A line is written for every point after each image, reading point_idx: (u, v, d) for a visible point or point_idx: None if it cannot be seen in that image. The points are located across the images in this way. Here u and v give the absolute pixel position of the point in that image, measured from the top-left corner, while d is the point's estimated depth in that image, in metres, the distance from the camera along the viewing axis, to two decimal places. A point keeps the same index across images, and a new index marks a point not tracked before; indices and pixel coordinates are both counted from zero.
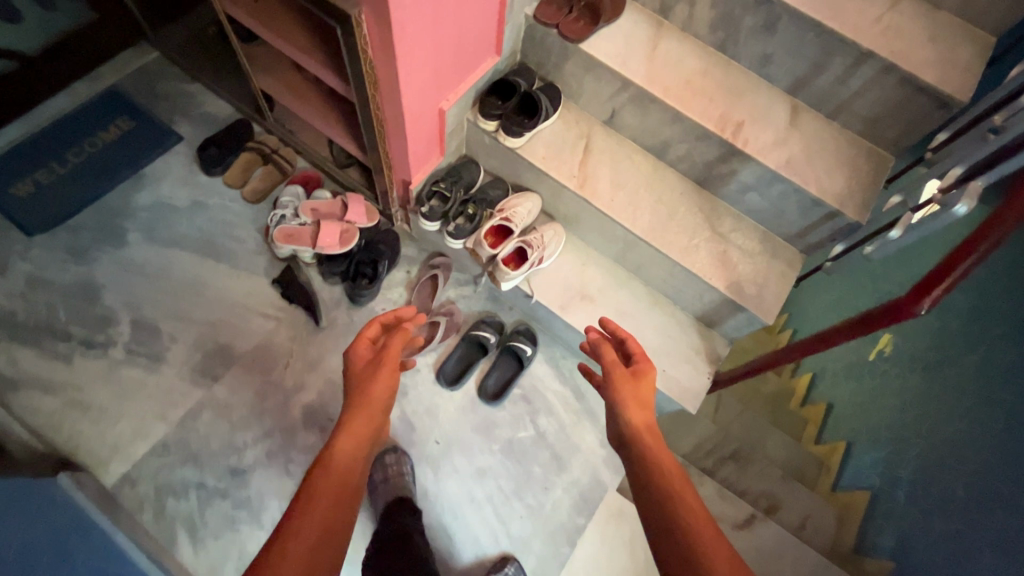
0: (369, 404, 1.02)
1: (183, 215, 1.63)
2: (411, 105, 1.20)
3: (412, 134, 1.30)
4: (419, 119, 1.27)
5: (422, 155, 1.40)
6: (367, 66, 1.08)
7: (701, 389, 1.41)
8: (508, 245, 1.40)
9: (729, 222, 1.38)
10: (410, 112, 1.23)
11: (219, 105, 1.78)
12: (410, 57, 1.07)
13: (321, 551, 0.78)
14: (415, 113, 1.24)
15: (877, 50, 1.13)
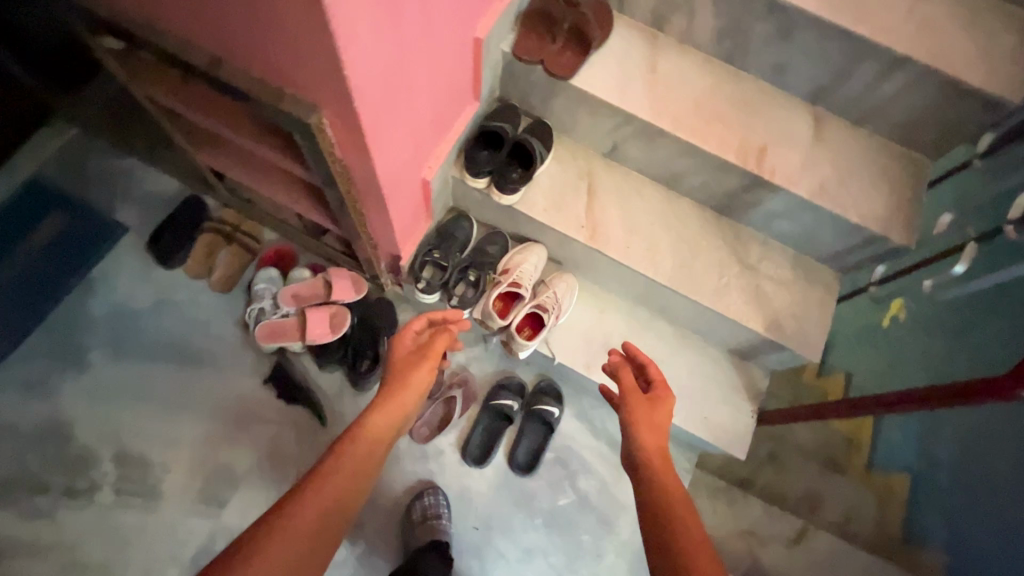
0: (400, 397, 1.06)
1: (148, 321, 1.45)
2: (393, 190, 1.02)
3: (398, 214, 1.12)
4: (402, 197, 1.10)
5: (410, 227, 1.23)
6: (336, 164, 0.90)
7: (746, 430, 1.32)
8: (521, 312, 1.27)
9: (757, 250, 1.26)
10: (394, 196, 1.05)
11: (161, 182, 1.56)
12: (386, 148, 0.89)
13: (318, 535, 0.84)
14: (399, 195, 1.07)
15: (914, 55, 0.98)
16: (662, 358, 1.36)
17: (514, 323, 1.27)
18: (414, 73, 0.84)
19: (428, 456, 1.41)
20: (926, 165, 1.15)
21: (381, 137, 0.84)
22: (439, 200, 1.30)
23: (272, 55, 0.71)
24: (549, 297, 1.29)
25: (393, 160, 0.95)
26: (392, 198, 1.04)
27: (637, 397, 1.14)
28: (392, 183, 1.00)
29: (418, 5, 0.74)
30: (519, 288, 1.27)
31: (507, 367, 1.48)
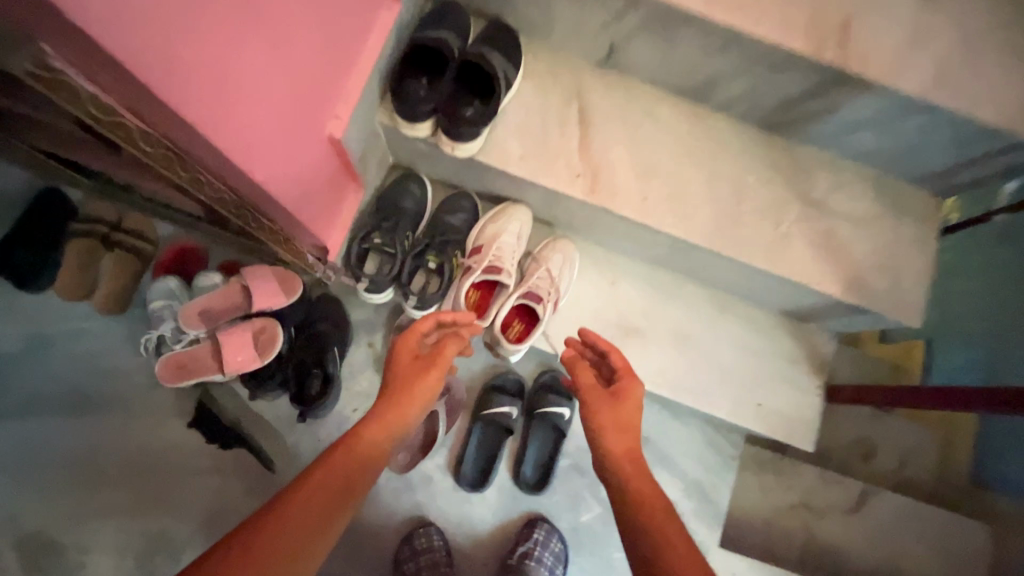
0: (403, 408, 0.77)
1: (25, 365, 1.10)
2: (272, 165, 0.64)
3: (297, 196, 0.75)
4: (297, 171, 0.71)
5: (327, 207, 0.85)
6: (150, 139, 0.53)
7: (812, 414, 1.02)
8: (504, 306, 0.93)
9: (824, 179, 0.90)
10: (279, 173, 0.67)
11: (7, 174, 1.15)
12: (221, 103, 0.51)
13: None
14: (288, 170, 0.69)
15: None
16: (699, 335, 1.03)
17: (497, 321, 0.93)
18: None
19: (414, 485, 1.13)
20: None
21: (190, 87, 0.46)
22: (370, 162, 0.91)
23: None
24: (540, 279, 0.94)
25: (249, 118, 0.57)
26: (273, 177, 0.66)
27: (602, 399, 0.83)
28: (263, 156, 0.61)
29: None
30: (498, 274, 0.92)
31: (499, 363, 1.16)
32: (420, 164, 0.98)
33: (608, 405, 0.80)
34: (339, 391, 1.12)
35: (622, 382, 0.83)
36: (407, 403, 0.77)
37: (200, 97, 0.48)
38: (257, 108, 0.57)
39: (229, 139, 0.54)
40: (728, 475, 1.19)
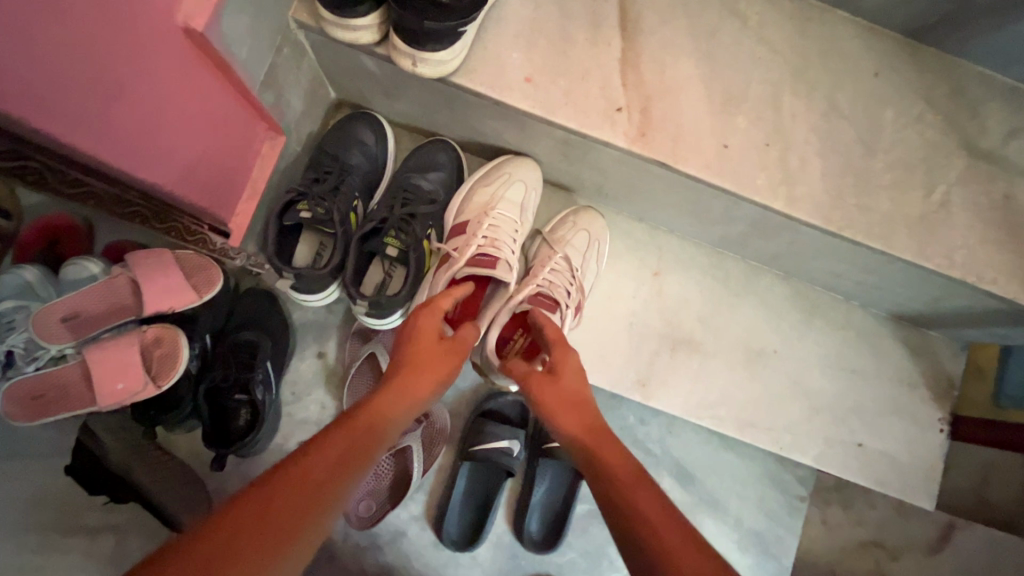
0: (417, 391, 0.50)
1: None
2: (21, 66, 0.31)
3: (128, 139, 0.42)
4: (116, 91, 0.38)
5: (210, 164, 0.52)
6: None
7: (931, 457, 0.73)
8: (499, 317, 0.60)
9: (1001, 116, 0.57)
10: (57, 86, 0.34)
11: None
12: None
13: None
14: (88, 81, 0.36)
15: None
16: (773, 347, 0.73)
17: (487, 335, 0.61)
18: None
19: (383, 542, 0.85)
20: None
21: None
22: (291, 92, 0.59)
23: None
24: (555, 275, 0.63)
25: None
26: (37, 90, 0.33)
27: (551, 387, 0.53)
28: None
29: None
30: (493, 269, 0.60)
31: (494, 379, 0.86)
32: (375, 99, 0.66)
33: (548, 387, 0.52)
34: (277, 420, 0.83)
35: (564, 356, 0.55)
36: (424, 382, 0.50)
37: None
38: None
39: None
40: (796, 522, 0.90)
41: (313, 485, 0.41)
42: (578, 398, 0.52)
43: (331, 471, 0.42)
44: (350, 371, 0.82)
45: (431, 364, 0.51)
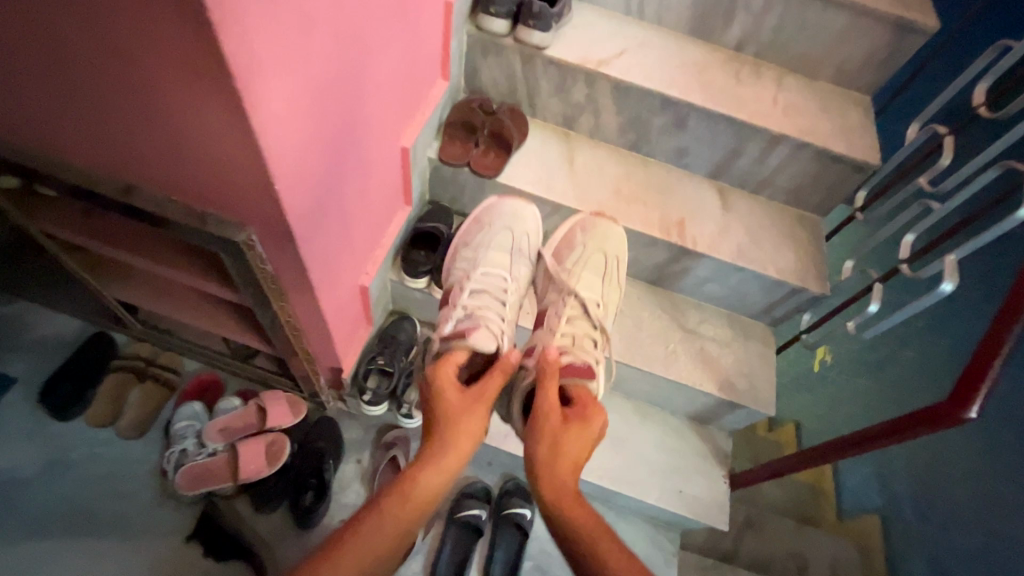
0: (441, 459, 0.69)
1: (35, 488, 1.23)
2: (306, 220, 0.76)
3: (315, 264, 0.85)
4: (323, 240, 0.84)
5: (344, 324, 1.12)
6: (245, 241, 0.76)
7: (722, 498, 1.28)
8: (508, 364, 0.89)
9: (694, 314, 1.32)
10: (311, 230, 0.79)
11: (62, 322, 1.41)
12: (287, 156, 0.64)
13: None
14: (317, 228, 0.81)
15: (787, 131, 1.15)
16: (627, 437, 1.32)
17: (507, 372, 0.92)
18: (314, 86, 0.64)
19: None
20: (817, 220, 1.29)
21: (278, 142, 0.61)
22: (378, 306, 1.27)
23: (189, 173, 0.69)
24: (571, 327, 0.91)
25: (299, 169, 0.68)
26: (305, 231, 0.77)
27: (556, 426, 0.73)
28: (299, 205, 0.72)
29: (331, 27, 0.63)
30: (464, 339, 0.82)
31: (471, 475, 1.38)
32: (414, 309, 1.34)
33: (556, 428, 0.72)
34: (330, 501, 1.28)
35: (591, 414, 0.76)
36: (451, 452, 0.70)
37: (288, 145, 0.63)
38: (304, 153, 0.68)
39: (288, 190, 0.67)
40: (669, 572, 1.37)
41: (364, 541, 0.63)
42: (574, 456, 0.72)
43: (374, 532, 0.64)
44: (380, 470, 1.32)
45: (461, 432, 0.71)
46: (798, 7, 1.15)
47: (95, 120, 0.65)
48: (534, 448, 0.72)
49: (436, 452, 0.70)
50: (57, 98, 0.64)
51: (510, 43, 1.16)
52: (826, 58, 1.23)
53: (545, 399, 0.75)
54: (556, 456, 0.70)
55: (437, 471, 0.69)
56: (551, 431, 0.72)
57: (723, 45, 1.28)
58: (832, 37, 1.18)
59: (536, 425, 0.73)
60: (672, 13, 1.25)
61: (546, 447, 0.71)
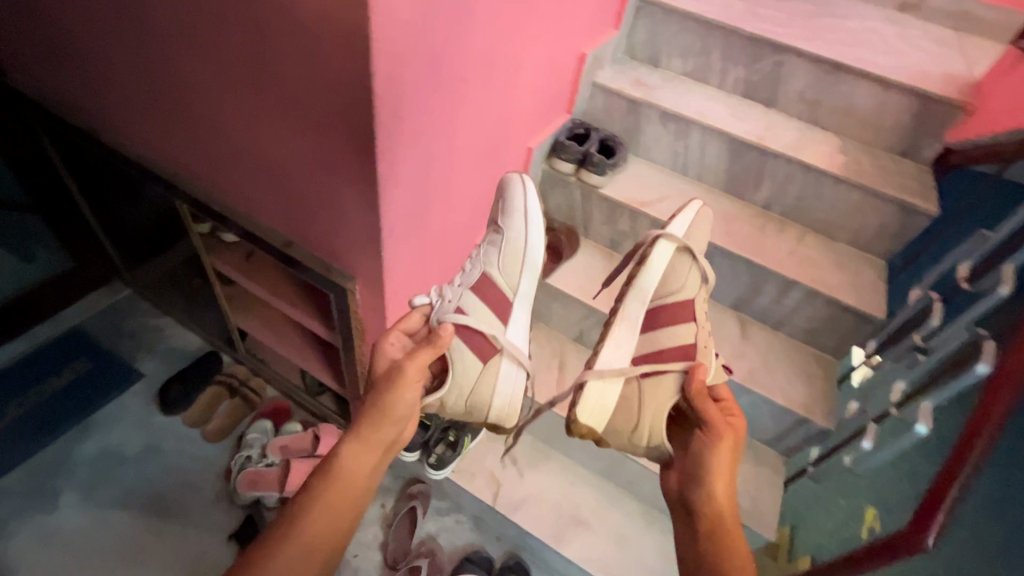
0: (372, 424, 0.83)
1: (130, 466, 1.49)
2: (395, 272, 1.04)
3: (394, 310, 1.12)
4: (405, 292, 1.12)
5: None
6: (353, 291, 1.07)
7: None
8: (662, 378, 0.87)
9: None
10: (398, 281, 1.07)
11: (188, 338, 1.77)
12: (395, 224, 0.94)
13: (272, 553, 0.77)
14: (402, 282, 1.09)
15: (800, 278, 1.33)
16: (629, 537, 1.38)
17: (642, 373, 0.88)
18: (422, 182, 0.95)
19: None
20: (833, 363, 1.40)
21: (391, 213, 0.91)
22: None
23: (328, 237, 1.02)
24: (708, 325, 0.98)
25: (400, 234, 0.98)
26: (393, 281, 1.05)
27: (728, 438, 0.81)
28: (394, 261, 1.01)
29: (440, 149, 0.96)
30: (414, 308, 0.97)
31: (478, 543, 1.47)
32: None
33: (731, 448, 0.81)
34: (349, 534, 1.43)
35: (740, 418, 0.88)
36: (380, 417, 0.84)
37: (397, 218, 0.94)
38: (407, 223, 0.98)
39: (389, 249, 0.97)
40: None
41: (318, 489, 0.82)
42: (731, 470, 0.81)
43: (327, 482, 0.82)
44: (398, 517, 1.46)
45: (387, 402, 0.83)
46: (814, 181, 1.40)
47: (283, 196, 1.01)
48: (710, 458, 0.81)
49: (369, 419, 0.84)
50: (265, 183, 1.02)
51: (573, 180, 1.49)
52: (842, 224, 1.44)
53: (714, 408, 0.84)
54: (730, 464, 0.81)
55: (373, 432, 0.83)
56: (725, 449, 0.81)
57: (754, 202, 1.52)
58: (846, 209, 1.40)
59: (713, 441, 0.82)
60: (709, 174, 1.54)
61: (720, 461, 0.80)
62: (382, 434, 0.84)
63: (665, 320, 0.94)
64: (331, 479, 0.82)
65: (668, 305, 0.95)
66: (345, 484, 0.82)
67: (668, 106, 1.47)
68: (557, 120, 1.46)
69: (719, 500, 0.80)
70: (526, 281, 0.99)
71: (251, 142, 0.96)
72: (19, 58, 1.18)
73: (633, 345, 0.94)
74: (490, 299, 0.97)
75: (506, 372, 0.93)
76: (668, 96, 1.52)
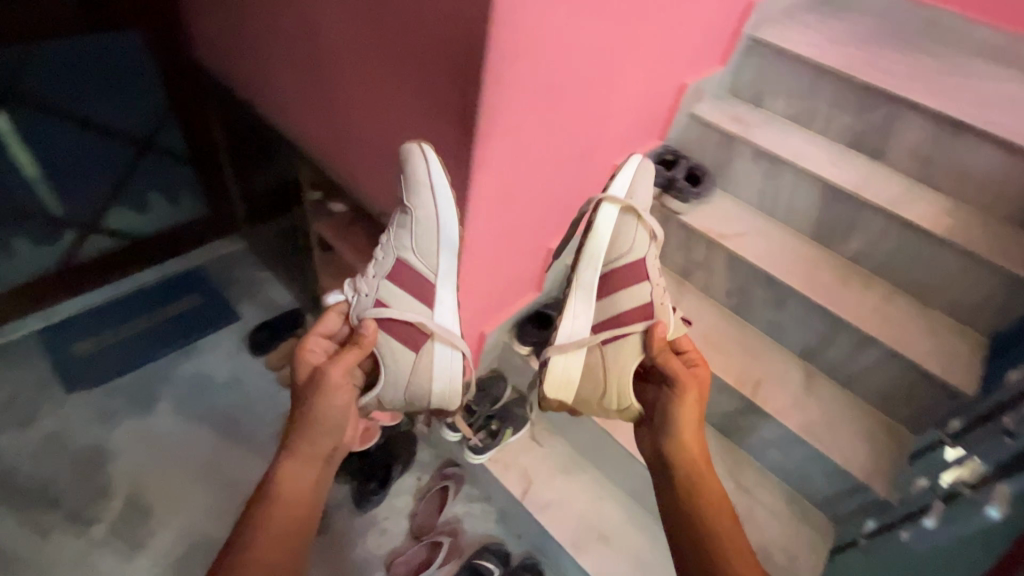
0: (304, 435, 0.91)
1: (215, 392, 1.69)
2: (469, 254, 1.13)
3: (461, 290, 1.21)
4: (474, 275, 1.21)
5: None
6: None
7: None
8: (625, 341, 0.97)
9: (752, 475, 1.38)
10: (470, 263, 1.16)
11: (282, 293, 1.99)
12: (477, 208, 1.03)
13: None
14: (474, 265, 1.18)
15: (880, 337, 1.26)
16: (651, 567, 1.36)
17: (603, 340, 0.99)
18: (508, 173, 1.04)
19: None
20: (905, 436, 1.30)
21: (476, 196, 1.01)
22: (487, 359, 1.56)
23: None
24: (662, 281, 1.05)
25: (480, 219, 1.07)
26: (466, 261, 1.14)
27: (691, 388, 0.93)
28: (470, 242, 1.10)
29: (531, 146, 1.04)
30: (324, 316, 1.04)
31: (499, 535, 1.51)
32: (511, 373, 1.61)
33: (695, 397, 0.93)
34: (384, 497, 1.52)
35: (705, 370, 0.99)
36: (311, 427, 0.91)
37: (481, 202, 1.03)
38: (489, 209, 1.07)
39: (468, 229, 1.06)
40: None
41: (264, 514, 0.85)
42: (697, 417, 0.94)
43: (270, 506, 0.86)
44: (430, 492, 1.52)
45: (318, 407, 0.91)
46: (911, 240, 1.33)
47: (387, 168, 1.15)
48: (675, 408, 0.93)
49: (302, 434, 0.91)
50: (374, 158, 1.16)
51: (654, 203, 1.52)
52: (938, 290, 1.34)
53: (675, 362, 0.95)
54: (695, 411, 0.93)
55: (309, 445, 0.91)
56: (690, 399, 0.93)
57: (841, 253, 1.46)
58: (944, 274, 1.31)
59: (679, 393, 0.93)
60: (796, 218, 1.50)
61: (685, 409, 0.93)
62: (316, 444, 0.91)
63: (620, 284, 1.02)
64: (275, 499, 0.86)
65: (619, 269, 1.02)
66: (288, 502, 0.87)
67: (762, 144, 1.47)
68: (648, 144, 1.50)
69: (689, 446, 0.92)
70: (447, 260, 1.02)
71: (372, 121, 1.10)
72: (210, 34, 1.48)
73: (590, 313, 1.03)
74: (411, 283, 1.03)
75: (441, 353, 1.01)
76: (765, 135, 1.52)
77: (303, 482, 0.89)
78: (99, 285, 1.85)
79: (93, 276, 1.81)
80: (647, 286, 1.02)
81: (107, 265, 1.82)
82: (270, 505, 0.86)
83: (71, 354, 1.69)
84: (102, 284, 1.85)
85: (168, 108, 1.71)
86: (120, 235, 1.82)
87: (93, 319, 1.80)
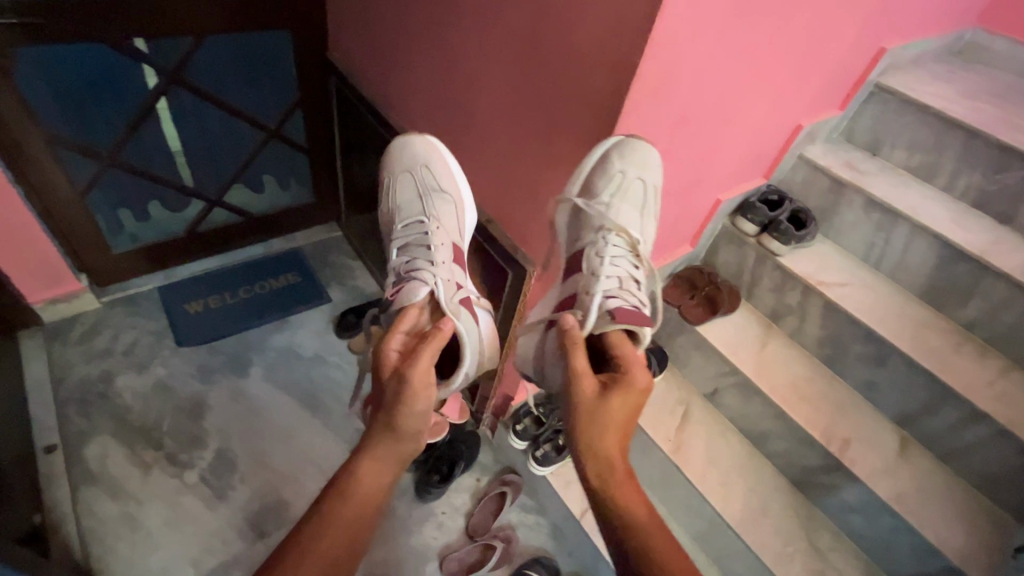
0: (378, 442, 0.85)
1: (302, 364, 1.81)
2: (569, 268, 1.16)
3: None
4: None
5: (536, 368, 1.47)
6: (529, 275, 1.22)
7: None
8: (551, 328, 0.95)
9: (828, 538, 1.31)
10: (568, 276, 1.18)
11: (369, 282, 2.10)
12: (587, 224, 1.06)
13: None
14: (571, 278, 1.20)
15: (994, 413, 1.16)
16: None
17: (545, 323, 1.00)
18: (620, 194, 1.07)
19: None
20: (1010, 524, 1.20)
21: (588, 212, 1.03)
22: None
23: (526, 224, 1.19)
24: (616, 267, 0.99)
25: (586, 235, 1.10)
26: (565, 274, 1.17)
27: (592, 395, 0.81)
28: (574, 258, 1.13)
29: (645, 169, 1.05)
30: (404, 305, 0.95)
31: (551, 551, 1.50)
32: None
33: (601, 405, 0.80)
34: (443, 491, 1.56)
35: (634, 377, 0.82)
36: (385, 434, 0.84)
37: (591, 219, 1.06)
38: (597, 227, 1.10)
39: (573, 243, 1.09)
40: None
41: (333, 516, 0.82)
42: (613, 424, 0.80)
43: (340, 508, 0.83)
44: (488, 494, 1.55)
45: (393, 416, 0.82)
46: None
47: (505, 175, 1.21)
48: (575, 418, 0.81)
49: (377, 440, 0.84)
50: (492, 167, 1.23)
51: (752, 242, 1.49)
52: None
53: (577, 364, 0.83)
54: (607, 420, 0.80)
55: (384, 452, 0.85)
56: (589, 408, 0.80)
57: (953, 318, 1.38)
58: None
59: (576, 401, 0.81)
60: (905, 275, 1.43)
61: (585, 417, 0.80)
62: (391, 452, 0.85)
63: (571, 270, 1.05)
64: (344, 502, 0.83)
65: (574, 258, 1.05)
66: (361, 505, 0.84)
67: (877, 194, 1.41)
68: (752, 182, 1.49)
69: (601, 454, 0.80)
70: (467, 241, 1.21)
71: (497, 133, 1.17)
72: (351, 40, 1.63)
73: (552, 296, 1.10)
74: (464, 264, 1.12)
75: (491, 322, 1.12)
76: (879, 185, 1.46)
77: (379, 482, 0.85)
78: (214, 253, 2.05)
79: (210, 246, 2.02)
80: (581, 274, 0.99)
81: (226, 236, 2.03)
82: (340, 508, 0.83)
83: (184, 311, 1.87)
84: (212, 254, 2.04)
85: (298, 102, 1.86)
86: (240, 211, 2.01)
87: (204, 283, 1.98)
